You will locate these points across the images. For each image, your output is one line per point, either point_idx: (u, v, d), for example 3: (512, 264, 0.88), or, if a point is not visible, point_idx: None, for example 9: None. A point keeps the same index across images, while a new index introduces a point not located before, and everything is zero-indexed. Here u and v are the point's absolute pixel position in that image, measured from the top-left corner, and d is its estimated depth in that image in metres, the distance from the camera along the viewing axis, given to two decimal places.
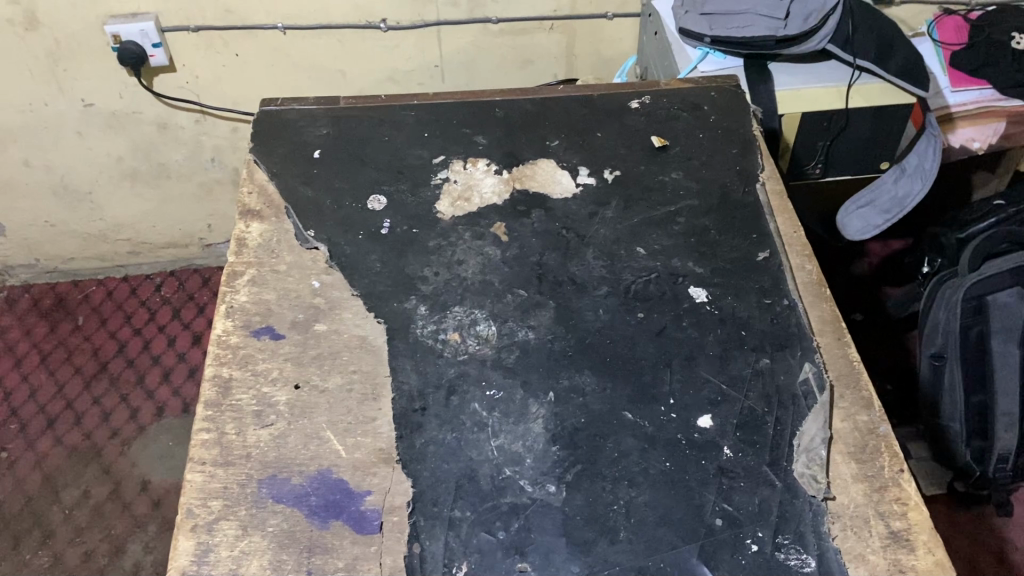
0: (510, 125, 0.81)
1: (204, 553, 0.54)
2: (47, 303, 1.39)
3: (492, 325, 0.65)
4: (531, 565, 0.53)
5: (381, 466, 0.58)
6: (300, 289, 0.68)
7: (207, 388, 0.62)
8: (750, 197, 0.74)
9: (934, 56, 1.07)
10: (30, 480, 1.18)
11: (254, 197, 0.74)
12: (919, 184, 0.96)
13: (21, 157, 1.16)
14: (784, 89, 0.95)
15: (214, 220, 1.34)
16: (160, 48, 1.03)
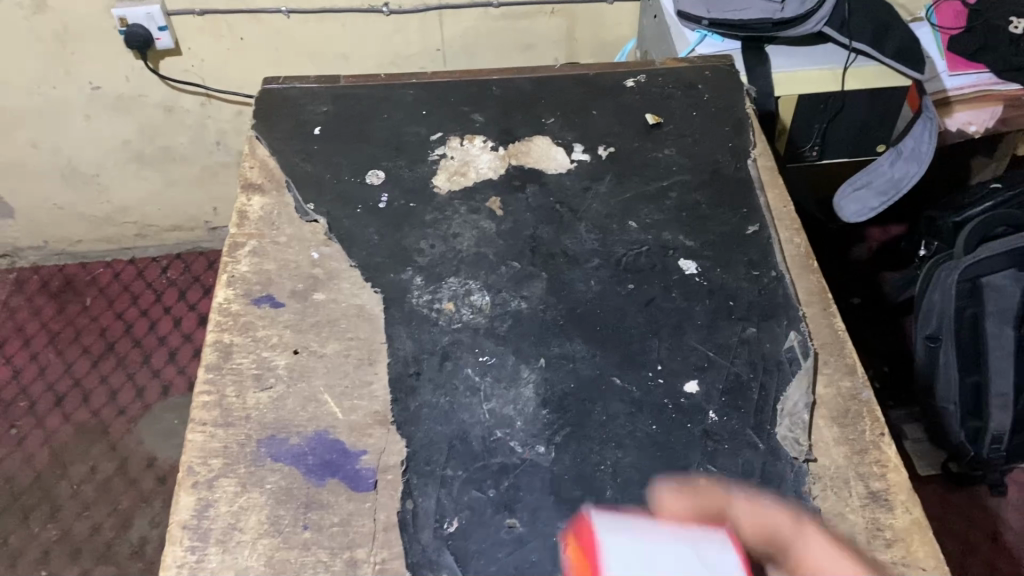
0: (507, 104, 0.82)
1: (205, 509, 0.56)
2: (55, 285, 1.41)
3: (486, 295, 0.67)
4: (520, 522, 0.55)
5: (376, 428, 0.59)
6: (299, 260, 0.69)
7: (209, 353, 0.63)
8: (742, 172, 0.76)
9: (932, 41, 1.07)
10: (39, 457, 1.20)
11: (255, 171, 0.76)
12: (916, 166, 0.96)
13: (28, 139, 1.19)
14: (780, 72, 0.96)
15: (220, 203, 1.36)
16: (165, 31, 1.05)
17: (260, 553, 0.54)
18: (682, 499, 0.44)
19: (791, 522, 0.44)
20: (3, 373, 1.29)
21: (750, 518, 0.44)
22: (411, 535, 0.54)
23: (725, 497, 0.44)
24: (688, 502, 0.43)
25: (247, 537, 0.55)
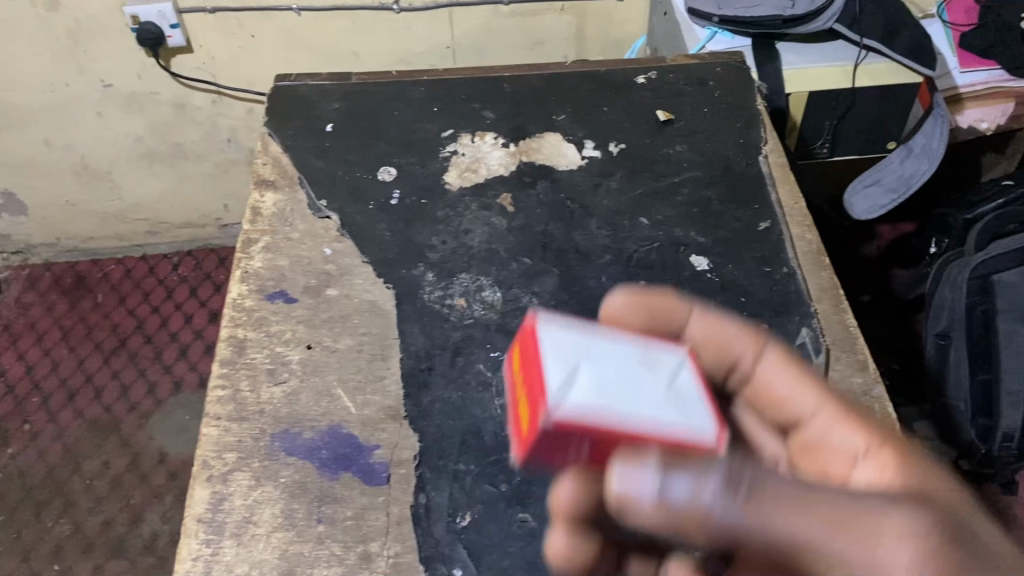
0: (518, 100, 0.82)
1: (219, 502, 0.57)
2: (67, 281, 1.41)
3: (498, 291, 0.67)
4: (532, 516, 0.55)
5: (389, 422, 0.60)
6: (312, 256, 0.70)
7: (223, 348, 0.64)
8: (753, 169, 0.76)
9: (943, 36, 1.06)
10: (51, 452, 1.21)
11: (268, 168, 0.76)
12: (927, 164, 0.96)
13: (41, 137, 1.19)
14: (791, 68, 0.95)
15: (230, 200, 1.37)
16: (177, 29, 1.06)
17: (274, 546, 0.54)
18: (635, 305, 0.46)
19: (745, 338, 0.47)
20: (16, 369, 1.30)
21: (701, 332, 0.47)
22: (424, 528, 0.55)
23: (681, 311, 0.47)
24: (638, 311, 0.46)
25: (261, 530, 0.55)
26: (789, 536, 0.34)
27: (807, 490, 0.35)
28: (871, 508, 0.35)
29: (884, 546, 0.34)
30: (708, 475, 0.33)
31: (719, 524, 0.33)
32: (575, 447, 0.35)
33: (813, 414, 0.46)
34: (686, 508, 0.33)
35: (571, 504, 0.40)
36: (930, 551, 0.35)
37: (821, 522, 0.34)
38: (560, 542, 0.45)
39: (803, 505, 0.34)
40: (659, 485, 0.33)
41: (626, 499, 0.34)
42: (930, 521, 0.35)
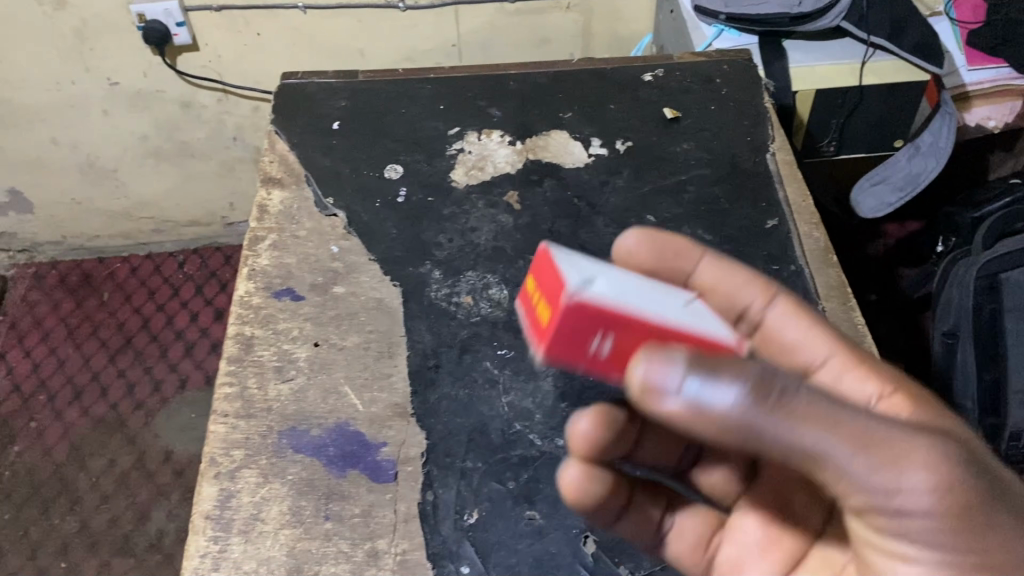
0: (524, 98, 0.82)
1: (227, 499, 0.57)
2: (73, 280, 1.42)
3: (504, 289, 0.67)
4: (540, 514, 0.56)
5: (396, 420, 0.60)
6: (319, 253, 0.70)
7: (231, 346, 0.64)
8: (761, 166, 0.76)
9: (950, 35, 1.05)
10: (58, 450, 1.21)
11: (275, 166, 0.76)
12: (934, 162, 0.96)
13: (48, 135, 1.20)
14: (798, 66, 0.95)
15: (236, 199, 1.37)
16: (183, 27, 1.06)
17: (282, 543, 0.55)
18: (649, 245, 0.50)
19: (754, 289, 0.52)
20: (23, 367, 1.30)
21: (711, 276, 0.52)
22: (431, 526, 0.56)
23: (692, 254, 0.51)
24: (652, 251, 0.50)
25: (269, 527, 0.55)
26: (819, 452, 0.36)
27: (844, 412, 0.36)
28: (897, 437, 0.37)
29: (901, 472, 0.37)
30: (747, 380, 0.35)
31: (751, 429, 0.35)
32: (596, 337, 0.39)
33: (824, 361, 0.49)
34: (724, 412, 0.35)
35: (600, 435, 0.48)
36: (944, 481, 0.37)
37: (850, 444, 0.36)
38: (574, 478, 0.50)
39: (836, 424, 0.36)
40: (688, 383, 0.35)
41: (648, 393, 0.36)
42: (948, 454, 0.38)
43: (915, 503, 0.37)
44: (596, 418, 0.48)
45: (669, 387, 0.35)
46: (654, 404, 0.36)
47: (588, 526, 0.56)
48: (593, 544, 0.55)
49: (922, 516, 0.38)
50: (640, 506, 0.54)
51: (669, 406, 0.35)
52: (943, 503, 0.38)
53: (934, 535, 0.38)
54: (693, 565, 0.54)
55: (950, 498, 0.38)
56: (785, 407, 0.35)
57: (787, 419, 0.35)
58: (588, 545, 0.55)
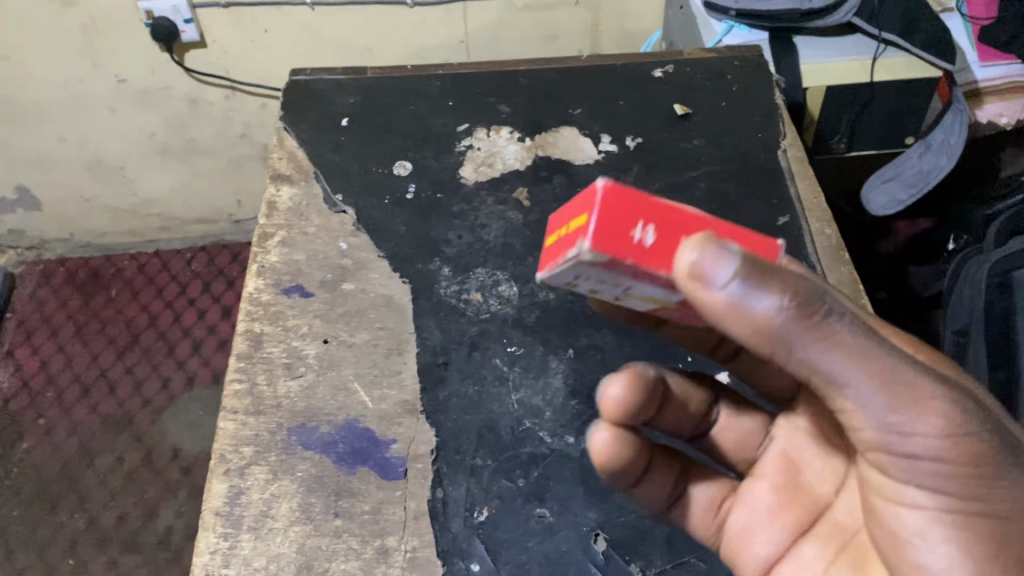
0: (534, 94, 0.82)
1: (236, 496, 0.57)
2: (81, 277, 1.42)
3: (514, 286, 0.67)
4: (550, 511, 0.56)
5: (405, 417, 0.60)
6: (328, 250, 0.70)
7: (240, 343, 0.64)
8: (772, 163, 0.75)
9: (961, 30, 1.01)
10: (66, 446, 1.22)
11: (284, 162, 0.76)
12: (946, 160, 0.93)
13: (56, 133, 1.20)
14: (808, 63, 0.94)
15: (244, 196, 1.37)
16: (191, 24, 1.05)
17: (292, 540, 0.55)
18: None
19: None
20: (31, 364, 1.31)
21: None
22: (441, 523, 0.56)
23: None
24: None
25: (278, 524, 0.55)
26: (837, 378, 0.38)
27: (873, 350, 0.38)
28: (918, 383, 0.39)
29: (915, 413, 0.39)
30: (792, 289, 0.36)
31: (784, 344, 0.37)
32: (640, 223, 0.37)
33: None
34: (765, 320, 0.36)
35: (630, 395, 0.48)
36: (957, 430, 0.39)
37: (872, 380, 0.38)
38: (603, 442, 0.50)
39: (863, 358, 0.38)
40: (738, 279, 0.35)
41: (697, 272, 0.35)
42: (966, 406, 0.40)
43: (923, 444, 0.40)
44: (628, 383, 0.48)
45: (726, 264, 0.35)
46: (718, 272, 0.35)
47: (600, 524, 0.56)
48: (604, 542, 0.55)
49: (930, 460, 0.40)
50: (660, 469, 0.54)
51: (723, 292, 0.35)
52: (953, 450, 0.40)
53: (941, 481, 0.40)
54: (704, 529, 0.54)
55: (961, 447, 0.40)
56: (820, 330, 0.37)
57: (817, 343, 0.37)
58: (599, 542, 0.55)
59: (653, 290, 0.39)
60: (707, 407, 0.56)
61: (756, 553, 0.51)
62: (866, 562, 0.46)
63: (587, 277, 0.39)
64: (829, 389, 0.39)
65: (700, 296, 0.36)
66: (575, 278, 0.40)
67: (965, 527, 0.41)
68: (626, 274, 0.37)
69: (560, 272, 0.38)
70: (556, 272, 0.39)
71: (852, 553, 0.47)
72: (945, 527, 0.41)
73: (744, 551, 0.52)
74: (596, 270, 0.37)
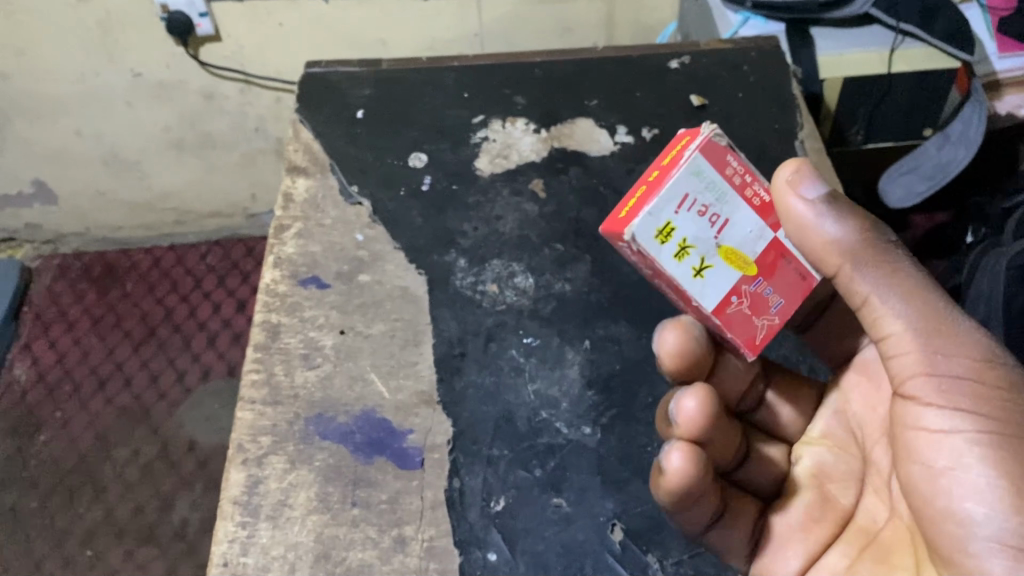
0: (549, 85, 0.81)
1: (254, 485, 0.57)
2: (97, 271, 1.42)
3: (530, 278, 0.68)
4: (566, 501, 0.57)
5: (422, 408, 0.60)
6: (344, 242, 0.70)
7: (258, 333, 0.64)
8: (790, 155, 0.75)
9: (981, 22, 0.97)
10: (83, 439, 1.23)
11: (300, 155, 0.76)
12: (964, 151, 0.92)
13: (72, 128, 1.21)
14: (826, 55, 0.93)
15: (258, 190, 1.37)
16: (206, 18, 1.06)
17: (310, 529, 0.55)
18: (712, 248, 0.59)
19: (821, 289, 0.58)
20: (49, 357, 1.32)
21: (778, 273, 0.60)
22: (458, 512, 0.56)
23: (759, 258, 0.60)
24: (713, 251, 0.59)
25: (296, 513, 0.56)
26: (887, 303, 0.46)
27: (922, 288, 0.46)
28: (958, 319, 0.45)
29: (952, 340, 0.45)
30: (858, 219, 0.47)
31: (851, 265, 0.46)
32: None
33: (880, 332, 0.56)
34: (835, 241, 0.46)
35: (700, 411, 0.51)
36: (992, 356, 0.44)
37: (918, 309, 0.45)
38: (678, 462, 0.49)
39: (910, 289, 0.46)
40: (821, 199, 0.46)
41: (794, 185, 0.46)
42: (998, 346, 0.45)
43: (960, 366, 0.44)
44: (703, 397, 0.51)
45: (819, 184, 0.46)
46: (813, 178, 0.46)
47: (616, 514, 0.56)
48: (620, 532, 0.56)
49: (967, 379, 0.44)
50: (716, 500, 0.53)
51: (811, 202, 0.46)
52: (988, 373, 0.44)
53: (978, 403, 0.43)
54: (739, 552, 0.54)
55: (995, 372, 0.44)
56: (878, 257, 0.46)
57: (875, 268, 0.46)
58: (615, 532, 0.56)
59: (745, 213, 0.48)
60: (742, 437, 0.57)
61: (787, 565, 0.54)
62: (888, 556, 0.50)
63: (697, 193, 0.46)
64: (878, 319, 0.46)
65: (794, 205, 0.46)
66: (683, 203, 0.46)
67: (998, 446, 0.42)
68: (735, 176, 0.47)
69: (680, 176, 0.46)
70: (674, 180, 0.46)
71: (875, 549, 0.51)
72: (981, 448, 0.43)
73: (775, 567, 0.54)
74: (713, 166, 0.47)
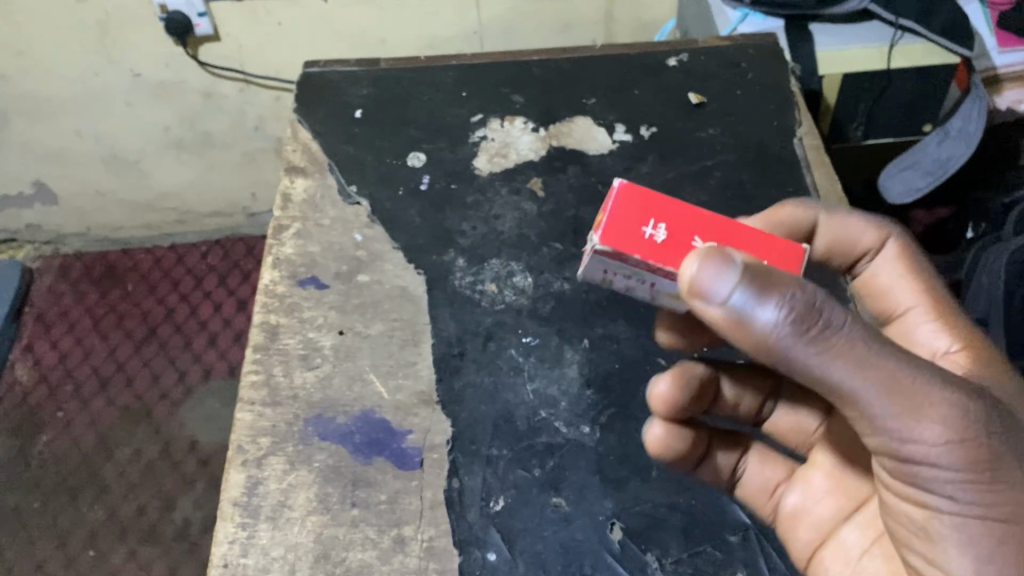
0: (548, 84, 0.81)
1: (254, 486, 0.57)
2: (98, 271, 1.43)
3: (528, 277, 0.68)
4: (565, 500, 0.57)
5: (422, 407, 0.60)
6: (343, 242, 0.70)
7: (257, 334, 0.64)
8: (787, 151, 0.75)
9: (980, 17, 0.96)
10: (86, 439, 1.23)
11: (299, 155, 0.76)
12: (965, 147, 0.92)
13: (72, 127, 1.21)
14: (825, 50, 0.92)
15: (259, 188, 1.37)
16: (205, 18, 1.06)
17: (310, 530, 0.55)
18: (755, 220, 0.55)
19: (869, 236, 0.54)
20: (50, 357, 1.32)
21: (828, 232, 0.55)
22: (457, 512, 0.56)
23: (809, 215, 0.54)
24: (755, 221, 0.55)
25: (296, 514, 0.56)
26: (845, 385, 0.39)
27: (875, 349, 0.39)
28: (920, 373, 0.40)
29: (919, 416, 0.39)
30: (798, 300, 0.38)
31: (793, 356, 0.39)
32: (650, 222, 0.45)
33: (909, 309, 0.53)
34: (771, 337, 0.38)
35: (669, 396, 0.53)
36: (962, 432, 0.40)
37: (879, 383, 0.39)
38: (657, 435, 0.54)
39: (868, 363, 0.39)
40: (737, 290, 0.38)
41: (703, 291, 0.39)
42: (974, 409, 0.40)
43: (929, 442, 0.40)
44: (674, 383, 0.53)
45: (728, 271, 0.38)
46: (720, 282, 0.38)
47: (615, 514, 0.56)
48: (619, 532, 0.56)
49: (934, 465, 0.41)
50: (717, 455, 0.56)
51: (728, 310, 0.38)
52: (957, 454, 0.40)
53: (948, 485, 0.41)
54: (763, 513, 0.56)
55: (967, 442, 0.40)
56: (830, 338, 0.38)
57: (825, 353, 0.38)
58: (614, 532, 0.56)
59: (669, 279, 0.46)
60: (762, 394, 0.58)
61: (801, 540, 0.53)
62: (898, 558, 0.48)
63: (612, 267, 0.48)
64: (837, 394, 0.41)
65: (709, 311, 0.39)
66: (608, 269, 0.49)
67: (969, 527, 0.42)
68: (639, 263, 0.45)
69: (591, 258, 0.47)
70: (590, 257, 0.48)
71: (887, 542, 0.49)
72: (951, 530, 0.42)
73: (795, 530, 0.54)
74: (615, 259, 0.45)
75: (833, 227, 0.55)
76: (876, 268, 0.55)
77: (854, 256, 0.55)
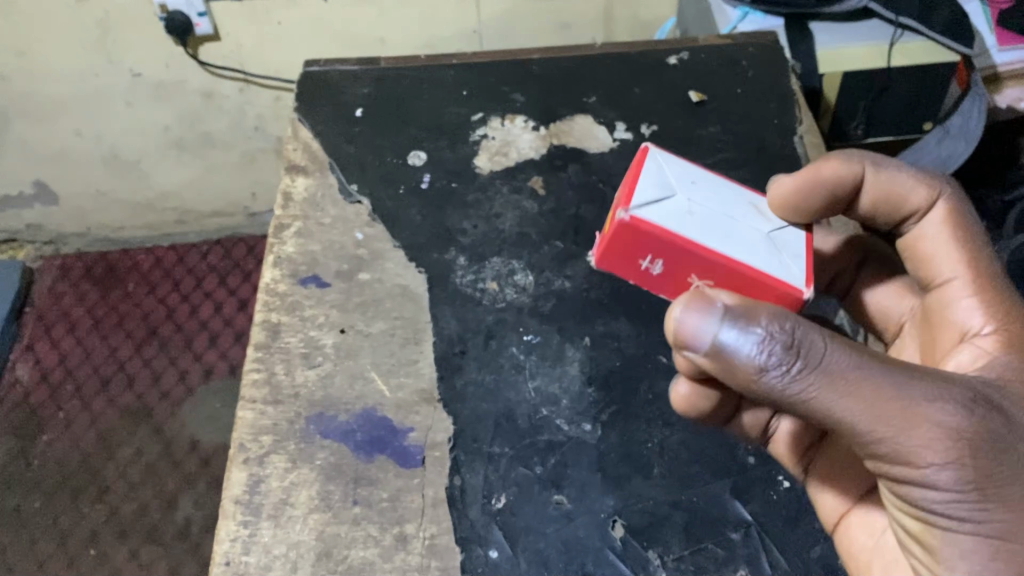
0: (548, 82, 0.81)
1: (256, 484, 0.57)
2: (99, 271, 1.43)
3: (529, 275, 0.68)
4: (567, 498, 0.57)
5: (423, 405, 0.60)
6: (344, 241, 0.70)
7: (258, 333, 0.64)
8: (788, 150, 0.75)
9: (980, 15, 0.96)
10: (87, 439, 1.23)
11: (299, 153, 0.76)
12: (964, 145, 0.92)
13: (73, 128, 1.20)
14: (825, 48, 0.92)
15: (259, 188, 1.37)
16: (206, 17, 1.06)
17: (312, 528, 0.55)
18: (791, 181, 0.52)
19: (918, 195, 0.53)
20: (51, 357, 1.32)
21: (874, 190, 0.55)
22: (459, 510, 0.56)
23: (855, 167, 0.54)
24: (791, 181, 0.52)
25: (297, 512, 0.56)
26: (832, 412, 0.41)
27: (860, 373, 0.40)
28: (909, 389, 0.41)
29: (908, 436, 0.40)
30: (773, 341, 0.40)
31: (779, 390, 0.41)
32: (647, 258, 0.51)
33: (949, 280, 0.51)
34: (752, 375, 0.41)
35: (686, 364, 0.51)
36: (950, 454, 0.40)
37: (867, 404, 0.40)
38: (682, 392, 0.54)
39: (852, 391, 0.40)
40: (715, 335, 0.41)
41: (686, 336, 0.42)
42: (964, 428, 0.41)
43: (922, 459, 0.41)
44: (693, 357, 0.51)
45: (709, 316, 0.41)
46: (697, 328, 0.41)
47: (617, 511, 0.56)
48: (621, 529, 0.56)
49: (925, 485, 0.41)
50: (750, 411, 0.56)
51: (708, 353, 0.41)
52: (946, 475, 0.41)
53: (942, 505, 0.42)
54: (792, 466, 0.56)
55: (959, 462, 0.40)
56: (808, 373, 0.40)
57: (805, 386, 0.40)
58: (616, 529, 0.56)
59: None
60: None
61: (828, 505, 0.54)
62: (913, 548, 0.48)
63: None
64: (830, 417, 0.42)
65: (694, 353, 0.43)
66: None
67: (966, 545, 0.42)
68: None
69: None
70: None
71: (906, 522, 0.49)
72: (946, 546, 0.43)
73: (822, 494, 0.54)
74: None
75: (880, 181, 0.54)
76: (922, 229, 0.54)
77: (901, 213, 0.54)
